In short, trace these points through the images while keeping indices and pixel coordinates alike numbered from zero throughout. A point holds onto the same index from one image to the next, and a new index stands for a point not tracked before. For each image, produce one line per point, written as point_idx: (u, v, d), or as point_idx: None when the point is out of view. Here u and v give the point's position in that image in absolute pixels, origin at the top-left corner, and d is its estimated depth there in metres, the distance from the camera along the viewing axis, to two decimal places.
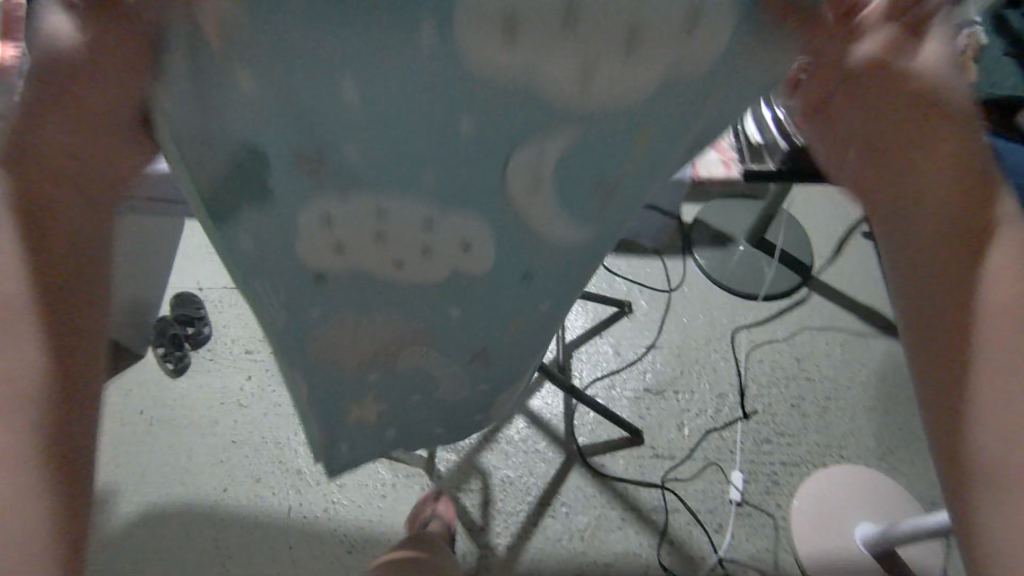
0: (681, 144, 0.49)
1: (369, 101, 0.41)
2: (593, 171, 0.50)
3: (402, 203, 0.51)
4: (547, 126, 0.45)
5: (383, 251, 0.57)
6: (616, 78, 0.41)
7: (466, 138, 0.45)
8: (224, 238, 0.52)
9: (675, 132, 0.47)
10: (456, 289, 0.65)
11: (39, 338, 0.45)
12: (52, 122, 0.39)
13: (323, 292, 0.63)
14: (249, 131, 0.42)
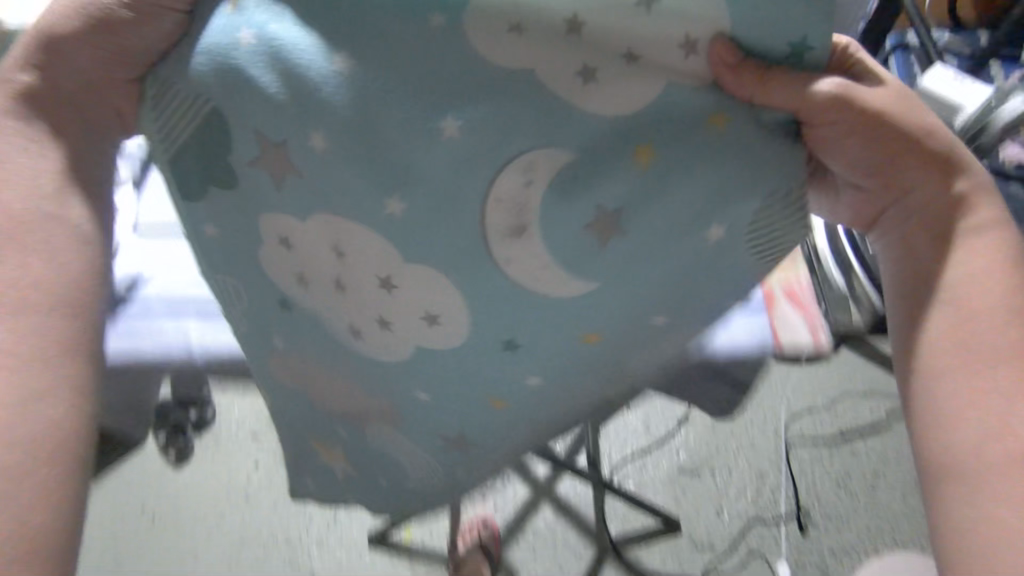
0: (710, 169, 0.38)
1: (374, 94, 0.37)
2: (593, 191, 0.39)
3: (367, 239, 0.42)
4: (559, 136, 0.38)
5: (350, 304, 0.46)
6: (614, 88, 0.37)
7: (459, 146, 0.38)
8: (194, 213, 0.46)
9: (704, 171, 0.38)
10: (466, 402, 0.48)
11: (67, 265, 0.43)
12: (90, 47, 0.40)
13: (307, 334, 0.51)
14: (251, 117, 0.39)
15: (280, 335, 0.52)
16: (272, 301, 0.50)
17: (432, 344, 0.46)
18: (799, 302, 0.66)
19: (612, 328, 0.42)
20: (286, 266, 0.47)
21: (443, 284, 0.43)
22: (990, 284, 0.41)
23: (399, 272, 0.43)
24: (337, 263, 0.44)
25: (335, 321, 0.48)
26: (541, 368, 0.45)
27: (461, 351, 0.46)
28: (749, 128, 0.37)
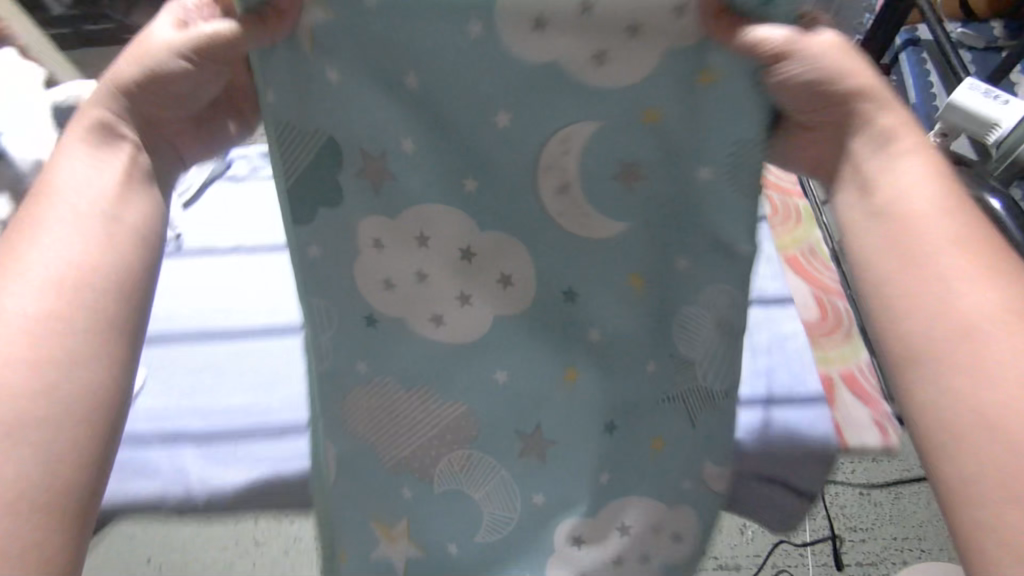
0: (715, 158, 0.44)
1: (426, 88, 0.44)
2: (618, 157, 0.47)
3: (449, 226, 0.51)
4: (580, 108, 0.45)
5: (434, 292, 0.53)
6: (625, 67, 0.43)
7: (506, 131, 0.46)
8: (298, 231, 0.49)
9: (692, 146, 0.45)
10: (540, 363, 0.57)
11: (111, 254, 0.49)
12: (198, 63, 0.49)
13: (395, 347, 0.56)
14: (338, 120, 0.46)
15: (364, 362, 0.56)
16: (354, 317, 0.54)
17: (507, 312, 0.54)
18: (862, 392, 0.76)
19: (655, 273, 0.52)
20: (378, 269, 0.52)
21: (520, 252, 0.52)
22: (920, 188, 0.51)
23: (479, 244, 0.51)
24: (423, 252, 0.51)
25: (415, 316, 0.54)
26: (599, 321, 0.54)
27: (531, 312, 0.54)
28: (733, 92, 0.43)
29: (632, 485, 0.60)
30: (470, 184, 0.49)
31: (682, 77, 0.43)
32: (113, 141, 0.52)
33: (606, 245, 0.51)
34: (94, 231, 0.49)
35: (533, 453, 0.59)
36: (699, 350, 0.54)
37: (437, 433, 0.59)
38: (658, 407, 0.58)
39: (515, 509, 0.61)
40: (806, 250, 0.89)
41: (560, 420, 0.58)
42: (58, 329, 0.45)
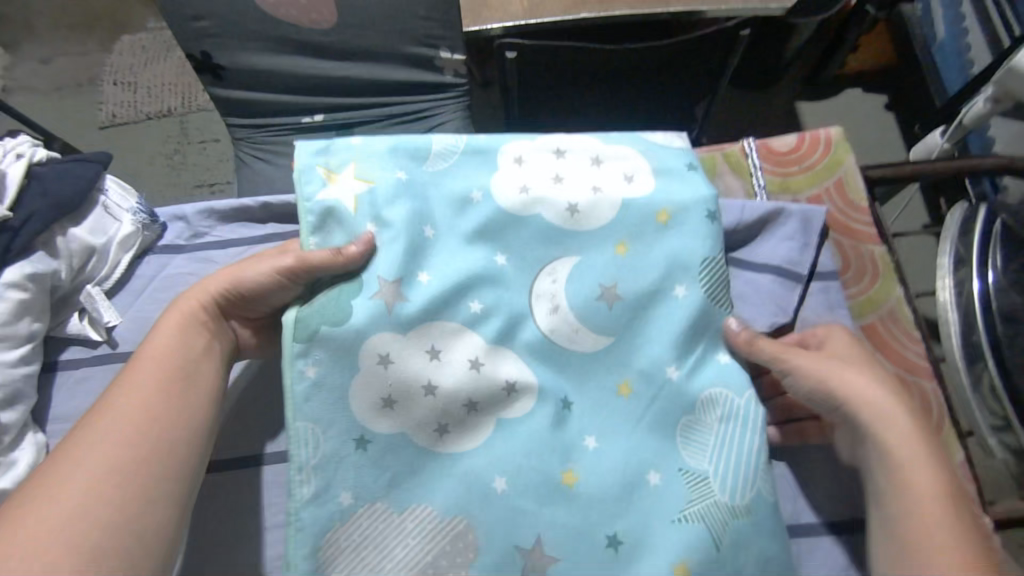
0: (691, 255, 0.59)
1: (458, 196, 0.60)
2: (614, 266, 0.59)
3: (449, 331, 0.55)
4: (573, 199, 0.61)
5: (433, 405, 0.52)
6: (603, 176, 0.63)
7: (507, 231, 0.60)
8: (301, 350, 0.52)
9: (647, 231, 0.60)
10: (540, 482, 0.51)
11: (170, 397, 0.49)
12: (256, 277, 0.56)
13: (389, 469, 0.51)
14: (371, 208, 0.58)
15: (348, 494, 0.50)
16: (347, 443, 0.51)
17: (508, 416, 0.54)
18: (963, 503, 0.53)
19: (642, 376, 0.56)
20: (370, 394, 0.52)
21: (515, 356, 0.56)
22: (893, 429, 0.50)
23: (488, 355, 0.55)
24: (435, 365, 0.54)
25: (420, 430, 0.52)
26: (597, 428, 0.54)
27: (531, 418, 0.54)
28: (693, 198, 0.61)
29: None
30: (477, 307, 0.56)
31: (644, 218, 0.61)
32: (194, 331, 0.54)
33: (593, 355, 0.56)
34: (150, 375, 0.49)
35: (537, 572, 0.49)
36: (708, 463, 0.53)
37: (417, 572, 0.49)
38: (670, 532, 0.50)
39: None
40: (885, 317, 0.61)
41: (560, 534, 0.50)
42: (117, 430, 0.46)
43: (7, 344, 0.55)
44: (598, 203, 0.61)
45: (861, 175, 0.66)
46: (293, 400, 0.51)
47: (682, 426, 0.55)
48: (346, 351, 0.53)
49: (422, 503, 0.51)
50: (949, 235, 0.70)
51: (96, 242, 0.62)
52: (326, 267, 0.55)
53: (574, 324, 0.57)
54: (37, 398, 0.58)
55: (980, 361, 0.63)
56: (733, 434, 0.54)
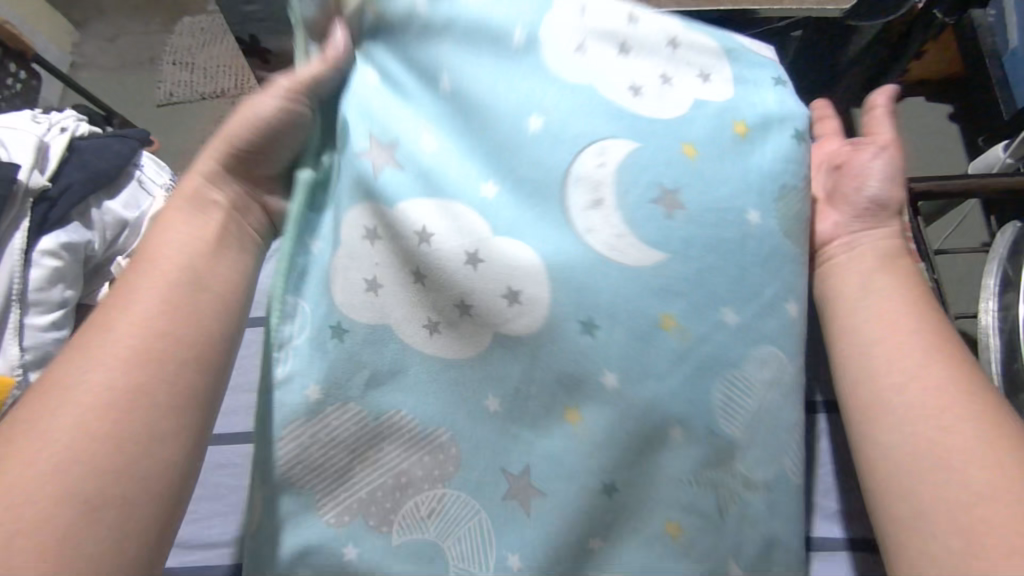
0: (658, 158, 0.55)
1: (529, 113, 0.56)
2: (640, 169, 0.54)
3: (448, 239, 0.53)
4: (561, 133, 0.55)
5: (431, 298, 0.53)
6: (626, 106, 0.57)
7: (533, 136, 0.55)
8: (312, 221, 0.56)
9: (642, 151, 0.55)
10: (534, 401, 0.51)
11: (164, 322, 0.49)
12: (252, 117, 0.56)
13: (364, 371, 0.52)
14: None
15: (315, 388, 0.52)
16: (325, 332, 0.53)
17: (508, 330, 0.51)
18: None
19: (689, 313, 0.52)
20: (354, 271, 0.54)
21: (532, 258, 0.52)
22: (893, 306, 0.55)
23: (487, 251, 0.52)
24: (451, 242, 0.53)
25: (409, 323, 0.53)
26: (620, 367, 0.50)
27: (540, 338, 0.51)
28: (721, 139, 0.57)
29: (627, 558, 0.51)
30: (491, 189, 0.55)
31: (716, 130, 0.57)
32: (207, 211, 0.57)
33: (634, 268, 0.52)
34: (154, 297, 0.50)
35: (518, 502, 0.51)
36: (738, 425, 0.51)
37: (393, 479, 0.51)
38: (680, 489, 0.51)
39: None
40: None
41: (554, 471, 0.51)
42: (113, 360, 0.46)
43: (42, 309, 0.68)
44: (652, 103, 0.58)
45: (903, 188, 0.62)
46: (287, 270, 0.54)
47: (724, 377, 0.52)
48: (339, 227, 0.55)
49: (396, 412, 0.52)
50: (997, 253, 0.66)
51: (127, 215, 0.72)
52: (320, 78, 0.57)
53: (615, 226, 0.53)
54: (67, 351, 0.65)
55: (1021, 393, 0.60)
56: (745, 385, 0.52)
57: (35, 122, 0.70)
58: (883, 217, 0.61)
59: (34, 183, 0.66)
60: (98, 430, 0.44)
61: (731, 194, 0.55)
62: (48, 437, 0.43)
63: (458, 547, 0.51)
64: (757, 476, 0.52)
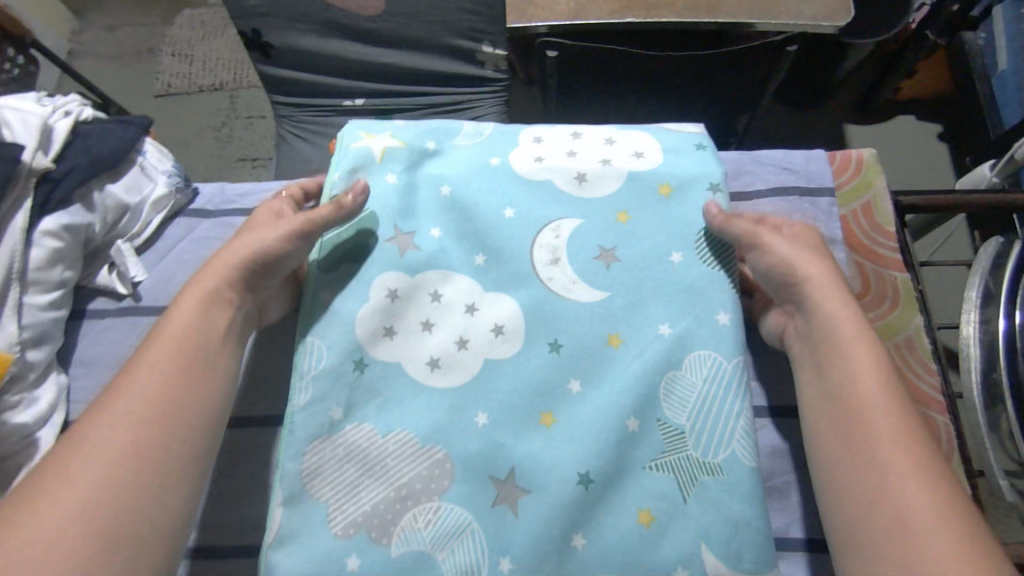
0: (612, 223, 0.66)
1: (509, 197, 0.68)
2: (598, 232, 0.66)
3: (452, 286, 0.65)
4: (533, 208, 0.68)
5: (437, 341, 0.62)
6: (591, 183, 0.68)
7: (512, 219, 0.67)
8: (324, 280, 0.63)
9: (601, 219, 0.67)
10: (516, 409, 0.59)
11: (167, 390, 0.50)
12: (255, 234, 0.60)
13: (379, 394, 0.59)
14: (440, 173, 0.70)
15: (339, 409, 0.58)
16: (346, 362, 0.60)
17: (496, 356, 0.62)
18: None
19: (632, 330, 0.62)
20: (375, 321, 0.62)
21: (512, 305, 0.64)
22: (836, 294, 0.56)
23: (482, 300, 0.65)
24: (457, 308, 0.64)
25: (414, 361, 0.61)
26: (580, 374, 0.61)
27: (518, 359, 0.62)
28: (679, 208, 0.66)
29: (609, 556, 0.54)
30: (480, 261, 0.66)
31: (647, 191, 0.67)
32: (212, 311, 0.56)
33: (586, 304, 0.64)
34: (159, 364, 0.51)
35: (507, 502, 0.56)
36: (685, 417, 0.58)
37: (393, 490, 0.56)
38: (643, 477, 0.56)
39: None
40: (900, 345, 0.58)
41: (536, 467, 0.57)
42: (118, 424, 0.47)
43: (40, 289, 0.57)
44: (599, 177, 0.68)
45: (890, 201, 0.63)
46: (312, 318, 0.62)
47: (663, 377, 0.59)
48: (363, 282, 0.64)
49: (401, 430, 0.58)
50: (980, 267, 0.68)
51: (130, 201, 0.64)
52: (330, 222, 0.62)
53: (570, 274, 0.65)
54: (62, 342, 0.60)
55: (998, 402, 0.61)
56: (698, 394, 0.59)
57: (39, 104, 0.63)
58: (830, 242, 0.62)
59: (40, 164, 0.57)
60: (125, 475, 0.45)
61: (668, 239, 0.65)
62: (54, 498, 0.43)
63: (452, 559, 0.54)
64: (722, 483, 0.55)
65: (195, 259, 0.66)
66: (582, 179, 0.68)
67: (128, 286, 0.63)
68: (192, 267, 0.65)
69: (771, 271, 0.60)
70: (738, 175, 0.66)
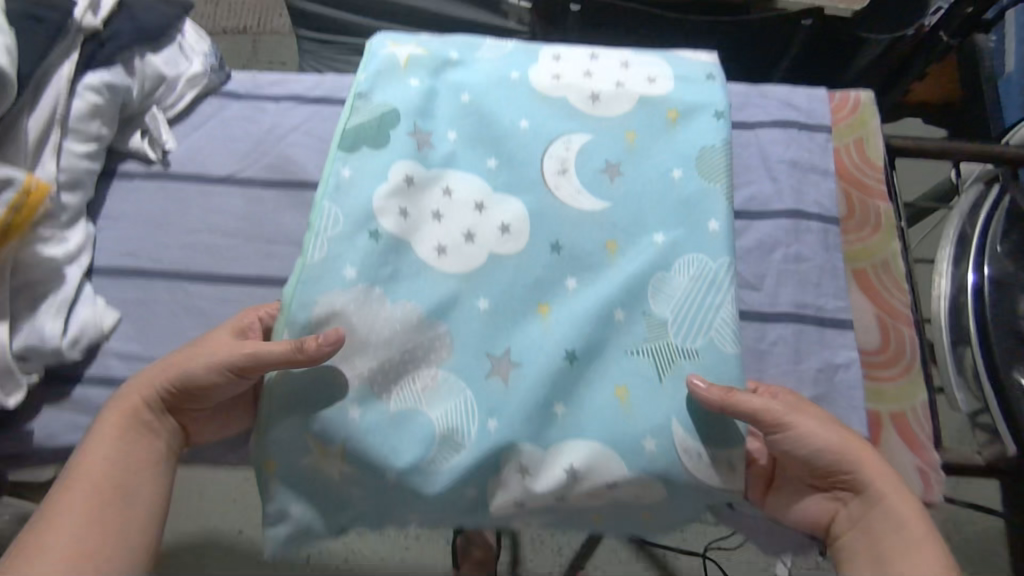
0: (620, 140, 0.70)
1: (528, 112, 0.72)
2: (606, 147, 0.70)
3: (463, 181, 0.68)
4: (544, 122, 0.71)
5: (445, 230, 0.66)
6: (603, 104, 0.71)
7: (526, 132, 0.71)
8: (343, 156, 0.65)
9: (609, 138, 0.70)
10: (515, 299, 0.64)
11: (81, 537, 0.51)
12: (187, 370, 0.55)
13: (391, 266, 0.63)
14: (462, 82, 0.73)
15: (353, 269, 0.61)
16: (361, 232, 0.63)
17: (500, 252, 0.66)
18: (911, 437, 0.58)
19: (627, 236, 0.66)
20: (394, 202, 0.65)
21: (517, 207, 0.68)
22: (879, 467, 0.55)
23: (490, 201, 0.68)
24: (466, 205, 0.67)
25: (423, 246, 0.65)
26: (575, 273, 0.65)
27: (521, 255, 0.65)
28: (687, 132, 0.69)
29: (585, 424, 0.59)
30: (491, 164, 0.70)
31: (656, 116, 0.70)
32: (132, 437, 0.54)
33: (587, 212, 0.67)
34: (74, 506, 0.51)
35: (499, 375, 0.61)
36: (668, 310, 0.62)
37: (397, 354, 0.60)
38: (624, 360, 0.61)
39: (468, 449, 0.58)
40: (877, 265, 0.63)
41: (529, 347, 0.62)
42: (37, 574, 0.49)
43: (79, 138, 0.60)
44: (611, 98, 0.72)
45: (880, 137, 0.67)
46: (328, 187, 0.64)
47: (652, 279, 0.63)
48: (383, 166, 0.66)
49: (407, 302, 0.62)
50: (959, 211, 0.71)
51: (167, 73, 0.68)
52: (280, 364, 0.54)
53: (577, 186, 0.68)
54: (94, 194, 0.64)
55: (965, 342, 0.64)
56: (685, 289, 0.62)
57: None
58: (826, 171, 0.65)
59: (90, 23, 0.61)
60: None
61: (672, 157, 0.68)
62: None
63: (446, 418, 0.59)
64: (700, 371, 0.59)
65: (222, 135, 0.68)
66: (596, 98, 0.72)
67: (159, 152, 0.67)
68: (219, 142, 0.68)
69: (811, 461, 0.55)
70: (743, 106, 0.70)
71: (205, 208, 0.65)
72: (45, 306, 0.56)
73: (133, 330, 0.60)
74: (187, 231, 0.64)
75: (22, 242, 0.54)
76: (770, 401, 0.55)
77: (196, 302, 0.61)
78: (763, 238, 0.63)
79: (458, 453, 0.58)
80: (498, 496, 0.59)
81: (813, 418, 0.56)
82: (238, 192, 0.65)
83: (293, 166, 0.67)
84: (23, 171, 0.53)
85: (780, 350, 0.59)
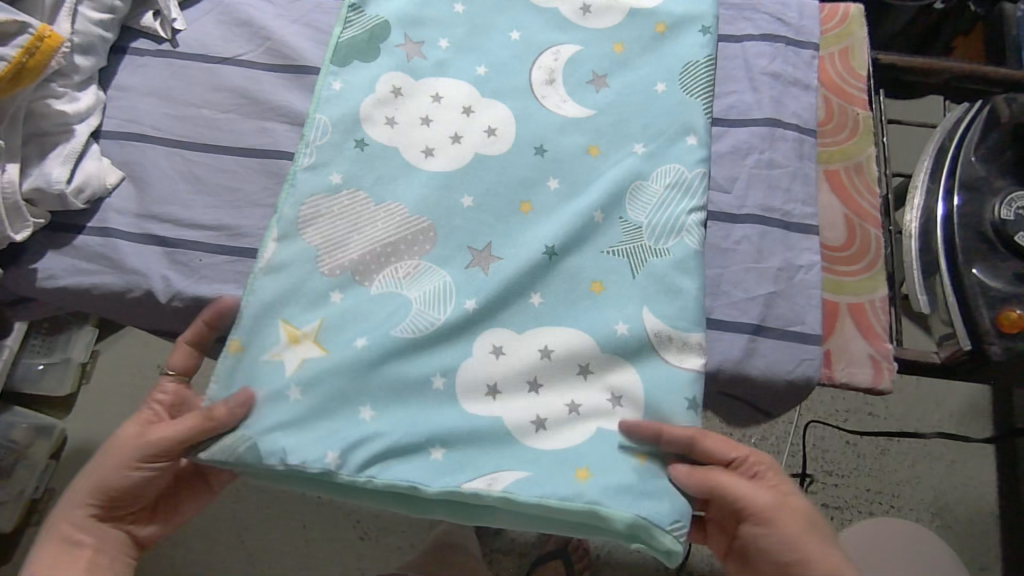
0: (608, 46, 0.68)
1: (520, 22, 0.69)
2: (596, 58, 0.67)
3: (453, 86, 0.66)
4: (537, 28, 0.68)
5: (432, 133, 0.64)
6: (596, 15, 0.69)
7: (517, 40, 0.68)
8: (334, 65, 0.65)
9: (600, 51, 0.67)
10: (503, 196, 0.62)
11: None
12: (100, 475, 0.56)
13: (376, 169, 0.62)
14: None
15: (339, 174, 0.61)
16: (348, 141, 0.63)
17: (485, 151, 0.63)
18: (868, 327, 0.61)
19: (611, 144, 0.64)
20: (382, 111, 0.64)
21: (504, 111, 0.65)
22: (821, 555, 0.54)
23: (478, 105, 0.65)
24: (453, 107, 0.65)
25: (409, 148, 0.63)
26: (562, 173, 0.63)
27: (507, 156, 0.63)
28: (678, 43, 0.67)
29: (561, 314, 0.58)
30: (482, 71, 0.66)
31: (643, 27, 0.68)
32: (76, 550, 0.57)
33: (574, 120, 0.65)
34: None
35: (480, 266, 0.59)
36: (644, 215, 0.61)
37: (380, 245, 0.59)
38: (601, 260, 0.59)
39: (444, 319, 0.57)
40: (850, 167, 0.65)
41: (514, 244, 0.60)
42: None
43: (94, 7, 0.64)
44: (603, 8, 0.69)
45: (864, 49, 0.69)
46: (318, 97, 0.64)
47: (629, 186, 0.62)
48: (372, 76, 0.65)
49: (394, 202, 0.61)
50: (944, 125, 0.69)
51: None
52: (185, 439, 0.54)
53: (563, 95, 0.66)
54: (105, 64, 0.68)
55: (934, 272, 0.64)
56: (662, 192, 0.62)
57: None
58: (806, 90, 0.66)
59: None
60: None
61: (658, 70, 0.66)
62: None
63: (423, 300, 0.58)
64: (671, 273, 0.59)
65: (228, 20, 0.71)
66: (588, 9, 0.69)
67: (169, 31, 0.70)
68: (223, 26, 0.71)
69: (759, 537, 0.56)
70: (735, 20, 0.70)
71: (207, 85, 0.68)
72: (52, 157, 0.61)
73: (133, 190, 0.64)
74: (190, 105, 0.67)
75: (32, 94, 0.59)
76: (756, 492, 0.55)
77: (194, 168, 0.64)
78: (738, 144, 0.65)
79: (425, 328, 0.57)
80: (471, 393, 0.56)
81: (800, 515, 0.55)
82: (239, 72, 0.68)
83: (292, 50, 0.69)
84: (36, 22, 0.56)
85: (743, 249, 0.61)
